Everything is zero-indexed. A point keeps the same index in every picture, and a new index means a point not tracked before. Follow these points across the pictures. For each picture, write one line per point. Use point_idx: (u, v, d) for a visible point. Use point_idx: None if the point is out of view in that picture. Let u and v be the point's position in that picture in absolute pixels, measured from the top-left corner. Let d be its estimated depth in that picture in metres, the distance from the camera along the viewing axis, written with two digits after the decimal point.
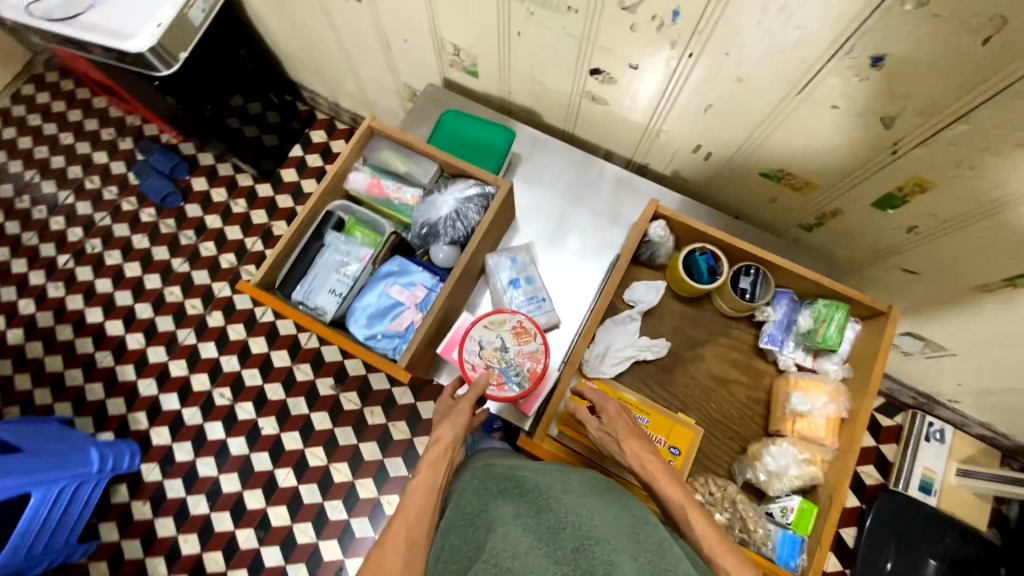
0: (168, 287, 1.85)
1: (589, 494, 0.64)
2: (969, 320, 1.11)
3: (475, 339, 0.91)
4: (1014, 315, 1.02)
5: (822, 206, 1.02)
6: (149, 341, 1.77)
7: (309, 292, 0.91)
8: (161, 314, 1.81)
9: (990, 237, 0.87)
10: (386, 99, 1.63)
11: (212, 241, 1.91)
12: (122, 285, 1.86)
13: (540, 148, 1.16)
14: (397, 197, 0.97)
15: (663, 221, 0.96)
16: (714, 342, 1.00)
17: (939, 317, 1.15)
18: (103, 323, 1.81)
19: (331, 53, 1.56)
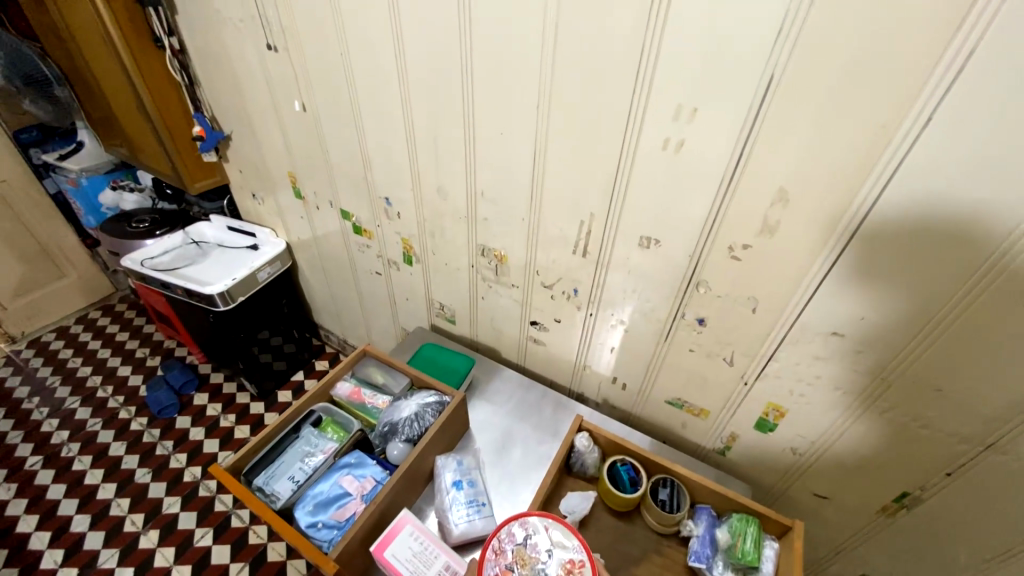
0: (117, 498, 1.85)
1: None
2: (900, 555, 1.13)
3: (528, 537, 0.85)
4: (932, 547, 1.06)
5: (722, 431, 1.23)
6: (67, 560, 1.67)
7: (270, 479, 1.02)
8: (94, 529, 1.75)
9: (852, 457, 1.05)
10: (385, 338, 2.06)
11: (185, 453, 2.02)
12: (74, 491, 1.88)
13: (495, 375, 1.47)
14: (370, 402, 1.20)
15: (586, 433, 1.14)
16: (648, 562, 1.02)
17: (874, 552, 1.17)
18: (34, 536, 1.74)
19: (351, 304, 2.08)
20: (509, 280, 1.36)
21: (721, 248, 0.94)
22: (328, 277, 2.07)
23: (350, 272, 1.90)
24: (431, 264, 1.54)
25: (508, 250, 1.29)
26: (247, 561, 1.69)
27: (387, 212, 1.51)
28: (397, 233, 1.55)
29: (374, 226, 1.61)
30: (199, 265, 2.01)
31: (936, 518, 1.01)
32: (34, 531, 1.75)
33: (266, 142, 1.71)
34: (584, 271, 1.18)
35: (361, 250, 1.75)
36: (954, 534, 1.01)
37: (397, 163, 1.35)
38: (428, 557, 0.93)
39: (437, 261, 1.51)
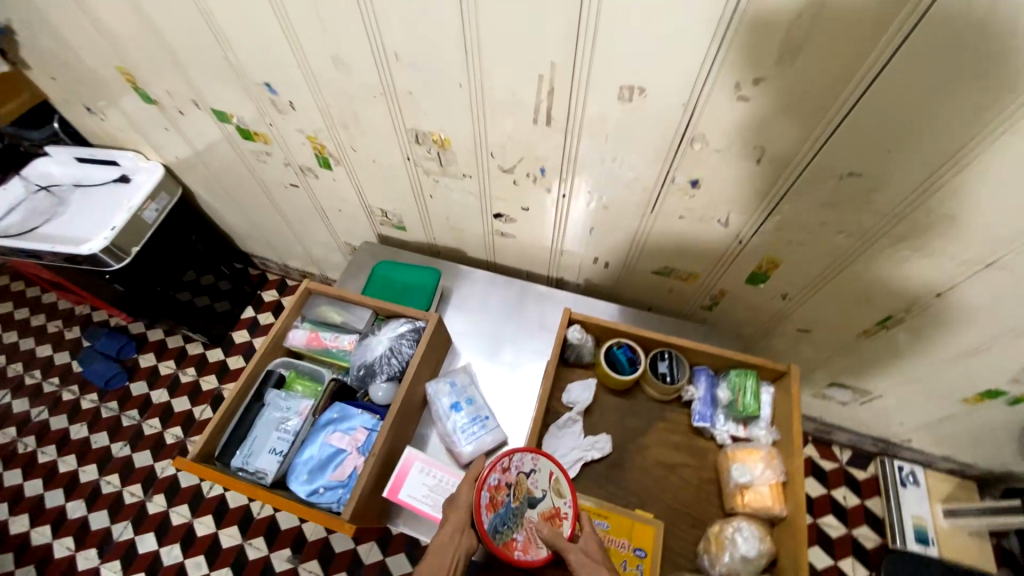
0: (105, 477, 1.76)
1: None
2: (872, 362, 1.23)
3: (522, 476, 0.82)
4: (906, 352, 1.14)
5: (712, 289, 1.18)
6: (81, 544, 1.64)
7: (248, 457, 0.91)
8: (95, 510, 1.70)
9: (845, 292, 1.03)
10: (330, 255, 1.80)
11: (156, 417, 1.87)
12: (53, 483, 1.76)
13: (465, 279, 1.32)
14: (334, 345, 1.05)
15: (578, 325, 1.07)
16: (655, 429, 1.05)
17: (850, 365, 1.26)
18: (34, 532, 1.67)
19: (277, 226, 1.75)
20: (458, 169, 1.11)
21: (725, 87, 0.73)
22: (235, 199, 1.68)
23: (260, 189, 1.53)
24: (356, 165, 1.22)
25: (451, 132, 1.01)
26: None
27: (275, 103, 1.12)
28: (299, 130, 1.18)
29: (267, 127, 1.22)
30: (60, 219, 1.57)
31: (914, 331, 1.06)
32: (31, 528, 1.68)
33: (60, 23, 1.16)
34: (549, 144, 0.94)
35: (261, 159, 1.37)
36: (929, 337, 1.07)
37: (261, 28, 0.94)
38: (443, 486, 0.91)
39: (363, 159, 1.19)
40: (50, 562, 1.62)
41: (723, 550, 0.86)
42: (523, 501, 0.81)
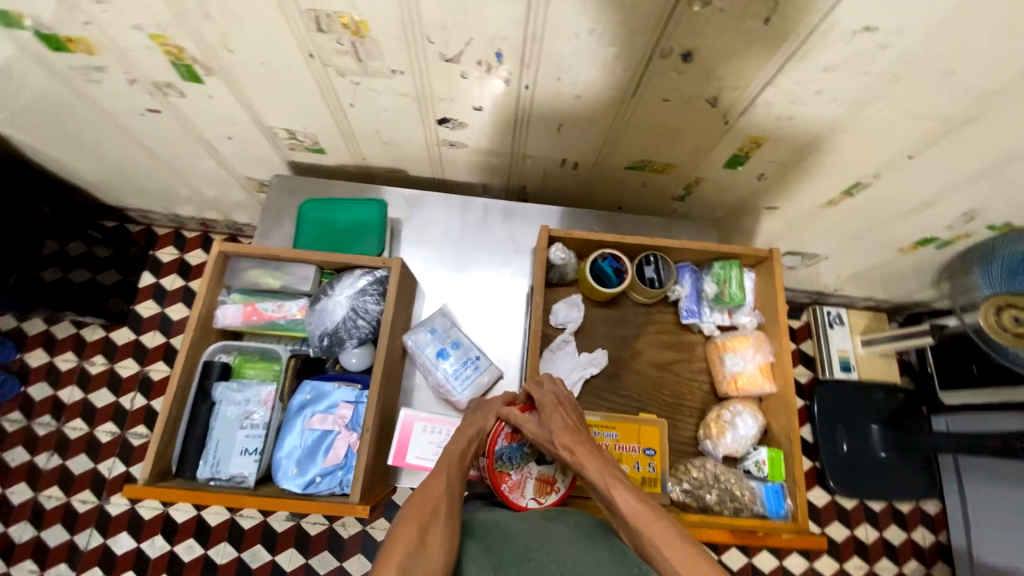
0: (43, 492, 1.53)
1: (575, 538, 0.66)
2: (828, 231, 1.27)
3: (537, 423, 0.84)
4: (858, 216, 1.18)
5: (687, 177, 1.10)
6: (46, 562, 1.49)
7: (216, 464, 0.77)
8: (48, 526, 1.51)
9: (820, 167, 1.00)
10: (230, 195, 1.45)
11: (78, 418, 1.59)
12: None
13: (417, 206, 1.14)
14: (281, 316, 0.89)
15: (560, 243, 0.98)
16: (645, 333, 1.04)
17: (811, 235, 1.29)
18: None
19: (145, 168, 1.33)
20: (385, 64, 0.84)
21: None
22: (54, 140, 1.18)
23: (107, 125, 1.11)
24: (237, 71, 0.89)
25: (367, 11, 0.73)
26: None
27: None
28: (134, 27, 0.81)
29: (83, 27, 0.82)
30: None
31: (874, 197, 1.08)
32: None
33: None
34: (507, 13, 0.71)
35: (90, 78, 0.96)
36: (886, 198, 1.08)
37: None
38: None
39: (246, 64, 0.87)
40: None
41: (724, 433, 0.92)
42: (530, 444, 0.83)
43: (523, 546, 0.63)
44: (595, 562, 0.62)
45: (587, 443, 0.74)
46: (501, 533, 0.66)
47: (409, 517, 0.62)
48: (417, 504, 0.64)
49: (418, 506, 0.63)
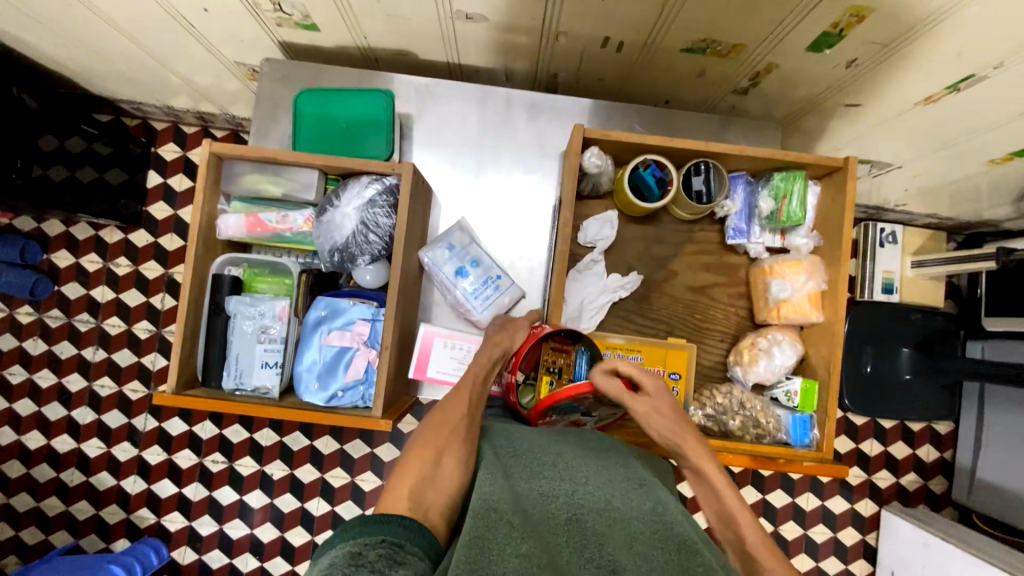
0: (66, 378, 1.52)
1: (586, 455, 0.64)
2: (915, 146, 1.06)
3: (567, 345, 0.81)
4: (953, 133, 0.97)
5: (756, 64, 0.89)
6: (79, 438, 1.50)
7: (239, 376, 0.77)
8: (75, 409, 1.51)
9: (930, 61, 0.79)
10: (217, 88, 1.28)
11: (86, 312, 1.54)
12: (14, 395, 1.51)
13: (426, 98, 0.99)
14: (286, 228, 0.82)
15: (595, 147, 0.84)
16: (682, 254, 0.95)
17: (892, 148, 1.08)
18: (19, 440, 1.50)
19: (123, 53, 1.10)
20: None
21: None
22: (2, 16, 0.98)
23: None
24: None
25: None
26: None
27: None
28: None
29: None
30: None
31: (983, 105, 0.87)
32: (21, 437, 1.51)
33: None
34: None
35: None
36: (990, 106, 0.87)
37: None
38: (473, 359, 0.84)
39: None
40: (60, 458, 1.50)
41: (757, 361, 0.87)
42: (559, 366, 0.81)
43: (533, 459, 0.60)
44: (608, 477, 0.59)
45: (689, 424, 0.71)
46: (511, 444, 0.64)
47: (429, 437, 0.61)
48: (434, 429, 0.62)
49: (436, 429, 0.62)
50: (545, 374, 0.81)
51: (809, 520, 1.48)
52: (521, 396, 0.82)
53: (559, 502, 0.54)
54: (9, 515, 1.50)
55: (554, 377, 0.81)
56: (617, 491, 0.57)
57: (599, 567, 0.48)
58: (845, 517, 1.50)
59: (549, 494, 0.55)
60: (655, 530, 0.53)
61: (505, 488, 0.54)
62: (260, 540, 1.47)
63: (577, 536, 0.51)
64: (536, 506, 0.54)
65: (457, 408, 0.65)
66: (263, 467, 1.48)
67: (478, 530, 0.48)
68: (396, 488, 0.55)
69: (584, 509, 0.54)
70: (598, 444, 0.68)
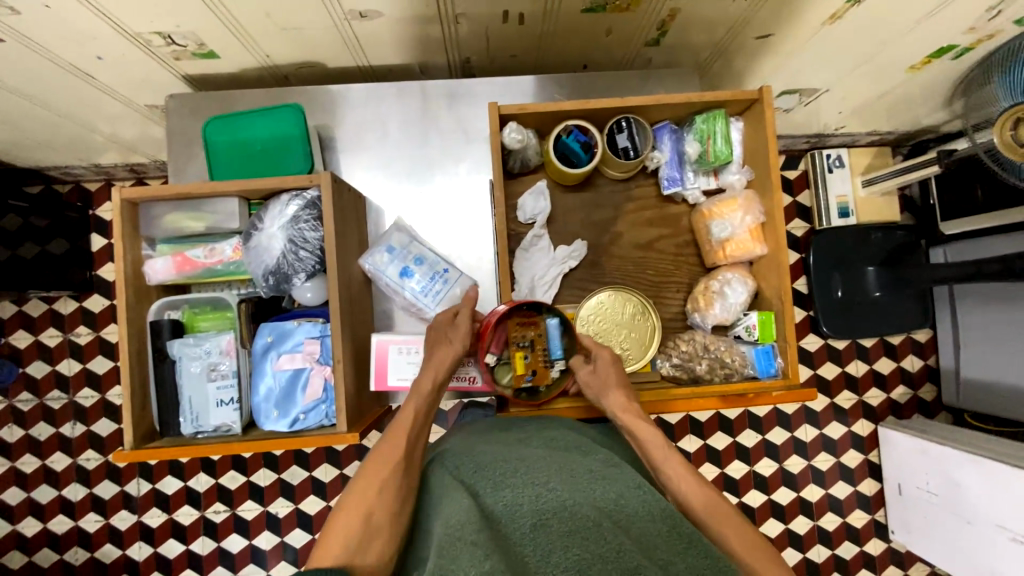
0: (49, 458, 1.45)
1: (549, 454, 0.60)
2: (836, 67, 1.06)
3: (533, 316, 0.81)
4: (867, 47, 0.98)
5: (659, 13, 0.88)
6: (75, 515, 1.44)
7: (197, 419, 0.76)
8: (66, 486, 1.45)
9: None
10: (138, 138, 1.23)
11: (55, 388, 1.47)
12: (0, 486, 1.45)
13: (342, 106, 0.97)
14: (216, 261, 0.80)
15: (514, 122, 0.83)
16: (625, 213, 0.95)
17: (815, 73, 1.09)
18: (13, 530, 1.45)
19: (33, 118, 1.01)
20: None
21: None
22: None
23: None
24: None
25: None
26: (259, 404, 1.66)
27: None
28: None
29: None
30: None
31: (889, 12, 0.87)
32: (16, 525, 1.45)
33: None
34: None
35: None
36: (891, 10, 0.87)
37: None
38: None
39: None
40: (60, 539, 1.45)
41: (713, 304, 0.88)
42: (528, 339, 0.81)
43: (496, 470, 0.56)
44: (571, 472, 0.56)
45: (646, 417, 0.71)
46: (471, 461, 0.60)
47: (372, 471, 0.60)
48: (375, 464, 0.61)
49: (375, 467, 0.61)
50: (516, 350, 0.80)
51: (811, 449, 1.50)
52: (499, 377, 0.81)
53: (522, 508, 0.51)
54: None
55: (526, 350, 0.80)
56: (583, 484, 0.54)
57: (564, 569, 0.46)
58: (845, 441, 1.51)
59: (512, 504, 0.51)
60: (623, 518, 0.51)
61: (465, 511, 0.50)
62: None
63: (544, 542, 0.48)
64: (501, 522, 0.50)
65: (410, 432, 0.65)
66: (266, 507, 1.45)
67: (437, 568, 0.44)
68: (340, 525, 0.56)
69: (551, 509, 0.50)
70: (564, 438, 0.65)
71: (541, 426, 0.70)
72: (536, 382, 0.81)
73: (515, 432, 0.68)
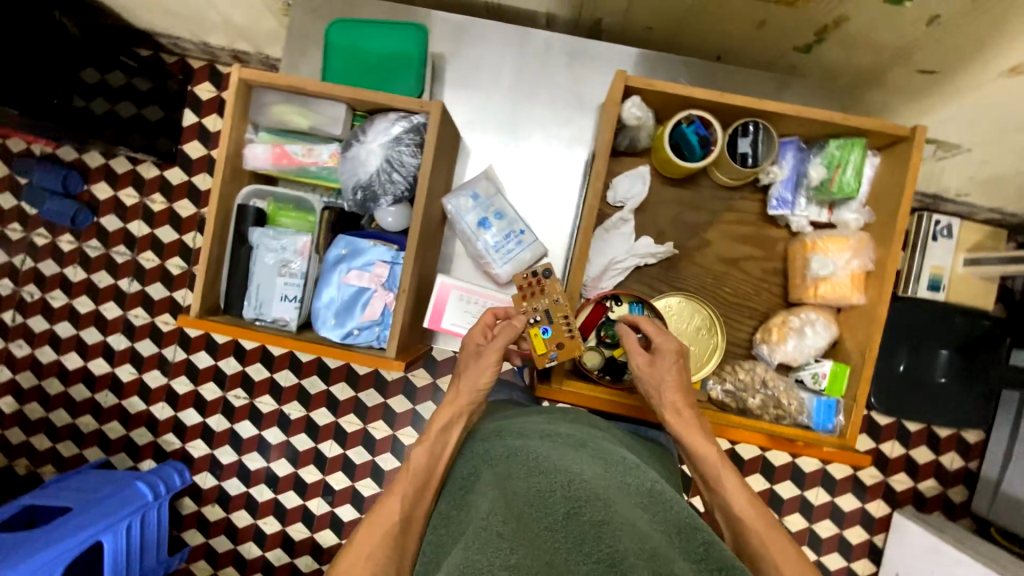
0: (102, 305, 1.54)
1: (585, 446, 0.59)
2: (992, 134, 0.95)
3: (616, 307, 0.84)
4: None
5: (822, 17, 0.81)
6: (112, 362, 1.54)
7: (260, 306, 0.79)
8: (111, 334, 1.55)
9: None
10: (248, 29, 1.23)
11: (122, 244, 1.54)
12: (55, 318, 1.55)
13: (463, 40, 0.94)
14: (311, 162, 0.81)
15: (637, 96, 0.79)
16: (718, 222, 0.90)
17: (965, 132, 0.97)
18: (58, 361, 1.56)
19: None
20: None
21: None
22: None
23: None
24: None
25: None
26: None
27: None
28: None
29: None
30: None
31: None
32: (60, 358, 1.55)
33: None
34: None
35: None
36: None
37: None
38: None
39: None
40: (95, 380, 1.55)
41: (786, 339, 0.83)
42: (542, 313, 0.77)
43: (525, 454, 0.56)
44: (607, 467, 0.55)
45: (694, 419, 0.66)
46: (502, 448, 0.59)
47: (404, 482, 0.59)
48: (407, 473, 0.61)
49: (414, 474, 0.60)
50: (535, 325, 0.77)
51: (817, 514, 1.44)
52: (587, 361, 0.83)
53: (555, 496, 0.50)
54: (47, 428, 1.56)
55: (544, 323, 0.76)
56: (621, 481, 0.53)
57: (595, 564, 0.46)
58: (855, 515, 1.45)
59: (543, 489, 0.51)
60: (657, 512, 0.51)
61: (499, 498, 0.51)
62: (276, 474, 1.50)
63: (576, 530, 0.48)
64: (531, 511, 0.50)
65: (439, 421, 0.66)
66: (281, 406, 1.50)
67: (467, 560, 0.46)
68: (375, 520, 0.56)
69: (587, 499, 0.49)
70: (589, 430, 0.64)
71: (562, 416, 0.70)
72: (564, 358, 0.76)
73: (553, 417, 0.68)
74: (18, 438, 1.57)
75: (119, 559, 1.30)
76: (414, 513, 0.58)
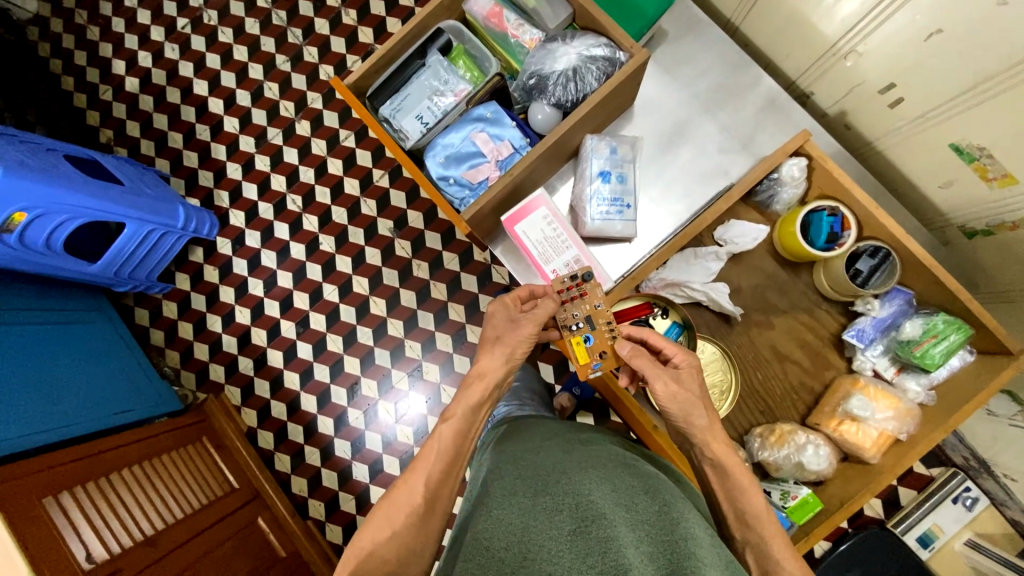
0: (209, 52, 1.54)
1: (600, 467, 0.62)
2: None
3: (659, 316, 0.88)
4: None
5: (1004, 211, 0.80)
6: (184, 99, 1.53)
7: (396, 111, 0.87)
8: (198, 77, 1.54)
9: None
10: None
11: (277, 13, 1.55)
12: (172, 36, 1.55)
13: (688, 32, 0.96)
14: (514, 35, 0.87)
15: (803, 160, 0.80)
16: (791, 316, 0.91)
17: None
18: (148, 68, 1.55)
19: None
20: None
21: None
22: None
23: None
24: None
25: None
26: (354, 131, 1.48)
27: None
28: None
29: None
30: None
31: None
32: (152, 68, 1.55)
33: None
34: None
35: None
36: None
37: None
38: (557, 243, 0.85)
39: None
40: (164, 102, 1.54)
41: (782, 446, 0.84)
42: (584, 320, 0.73)
43: (537, 479, 0.62)
44: (613, 490, 0.58)
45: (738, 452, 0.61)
46: (518, 464, 0.66)
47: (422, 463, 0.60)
48: (430, 446, 0.61)
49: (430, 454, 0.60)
50: (576, 335, 0.73)
51: None
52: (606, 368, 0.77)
53: (562, 514, 0.55)
54: (103, 112, 1.55)
55: (586, 331, 0.73)
56: (624, 501, 0.56)
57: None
58: None
59: (550, 512, 0.55)
60: (655, 535, 0.53)
61: (510, 516, 0.57)
62: (274, 281, 1.47)
63: (581, 547, 0.51)
64: (537, 528, 0.54)
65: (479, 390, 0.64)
66: (319, 233, 1.47)
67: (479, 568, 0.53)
68: (396, 496, 0.58)
69: (590, 519, 0.53)
70: (601, 454, 0.67)
71: (590, 443, 0.71)
72: (607, 367, 0.73)
73: (570, 439, 0.72)
74: (80, 105, 1.55)
75: (121, 254, 1.28)
76: (436, 496, 0.58)
